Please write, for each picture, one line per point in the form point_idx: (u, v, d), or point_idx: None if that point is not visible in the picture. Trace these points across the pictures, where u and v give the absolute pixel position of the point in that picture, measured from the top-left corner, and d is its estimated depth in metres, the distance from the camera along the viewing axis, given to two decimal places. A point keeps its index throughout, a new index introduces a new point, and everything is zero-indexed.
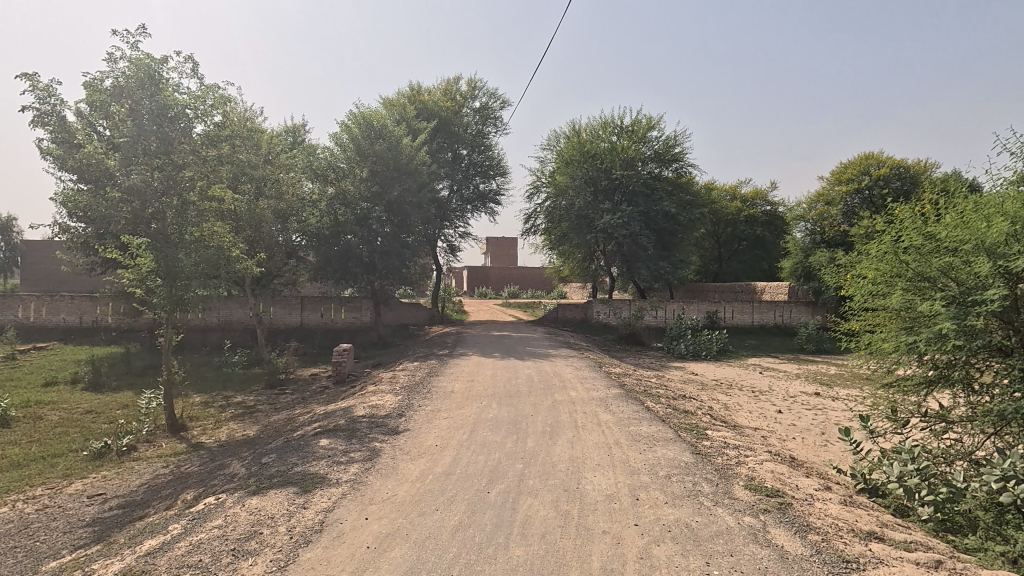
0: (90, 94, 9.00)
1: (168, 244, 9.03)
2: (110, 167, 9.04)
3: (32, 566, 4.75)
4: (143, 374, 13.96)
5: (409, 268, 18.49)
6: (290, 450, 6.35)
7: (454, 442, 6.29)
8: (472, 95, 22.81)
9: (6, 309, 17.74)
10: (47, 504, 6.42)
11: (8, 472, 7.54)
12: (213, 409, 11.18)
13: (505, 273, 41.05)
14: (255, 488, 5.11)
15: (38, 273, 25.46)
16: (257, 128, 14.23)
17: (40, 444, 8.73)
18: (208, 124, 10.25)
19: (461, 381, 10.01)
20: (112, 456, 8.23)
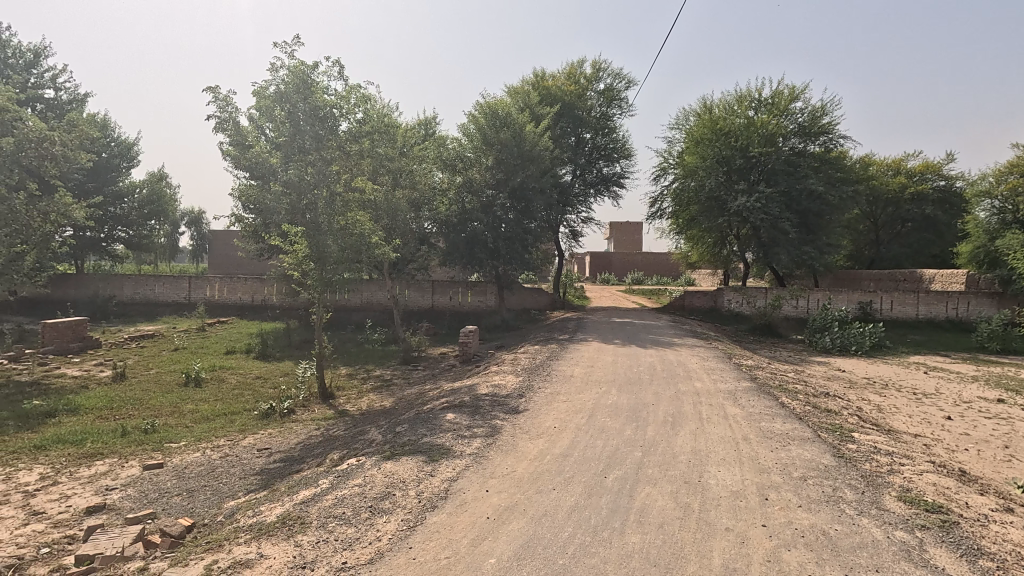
0: (258, 100, 10.35)
1: (319, 230, 10.22)
2: (274, 165, 10.40)
3: (218, 502, 5.70)
4: (300, 347, 15.86)
5: (531, 254, 18.83)
6: (419, 421, 6.85)
7: (572, 425, 6.33)
8: (597, 77, 22.41)
9: (198, 288, 21.10)
10: (227, 453, 7.61)
11: (201, 424, 9.06)
12: (356, 381, 12.42)
13: (629, 259, 40.12)
14: (389, 453, 5.61)
15: (220, 259, 29.95)
16: (394, 124, 15.32)
17: (222, 402, 10.35)
18: (352, 122, 11.24)
19: (581, 366, 10.01)
20: (277, 417, 9.53)
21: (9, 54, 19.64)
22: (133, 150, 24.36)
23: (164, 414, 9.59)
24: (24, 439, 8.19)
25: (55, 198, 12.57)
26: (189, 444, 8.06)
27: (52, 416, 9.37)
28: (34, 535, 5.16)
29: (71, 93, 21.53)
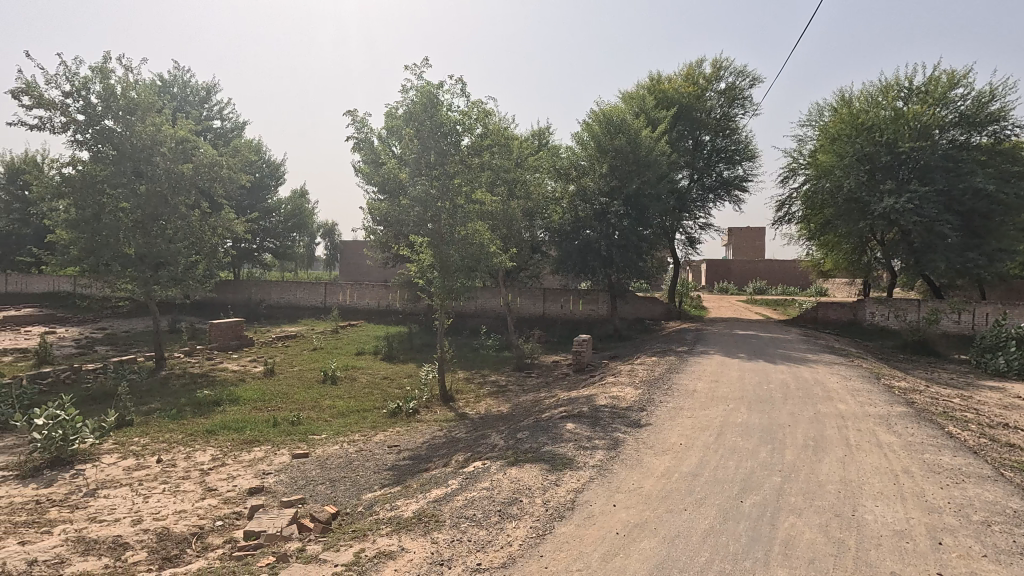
0: (390, 121, 11.13)
1: (443, 241, 10.96)
2: (403, 180, 10.98)
3: (356, 492, 6.18)
4: (421, 350, 16.77)
5: (646, 262, 18.31)
6: (540, 429, 6.90)
7: (699, 443, 6.02)
8: (717, 76, 21.40)
9: (333, 293, 23.14)
10: (362, 447, 8.25)
11: (338, 419, 9.91)
12: (473, 385, 12.87)
13: (751, 266, 37.55)
14: (513, 459, 5.71)
15: (351, 267, 32.67)
16: (511, 135, 15.74)
17: (355, 400, 11.23)
18: (474, 136, 11.66)
19: (703, 380, 9.51)
20: (403, 416, 10.14)
21: (188, 92, 23.04)
22: (280, 171, 27.40)
23: (307, 408, 10.60)
24: (199, 423, 9.46)
25: (222, 214, 14.40)
26: (329, 436, 8.82)
27: (219, 404, 10.76)
28: (210, 509, 5.92)
29: (233, 123, 24.74)
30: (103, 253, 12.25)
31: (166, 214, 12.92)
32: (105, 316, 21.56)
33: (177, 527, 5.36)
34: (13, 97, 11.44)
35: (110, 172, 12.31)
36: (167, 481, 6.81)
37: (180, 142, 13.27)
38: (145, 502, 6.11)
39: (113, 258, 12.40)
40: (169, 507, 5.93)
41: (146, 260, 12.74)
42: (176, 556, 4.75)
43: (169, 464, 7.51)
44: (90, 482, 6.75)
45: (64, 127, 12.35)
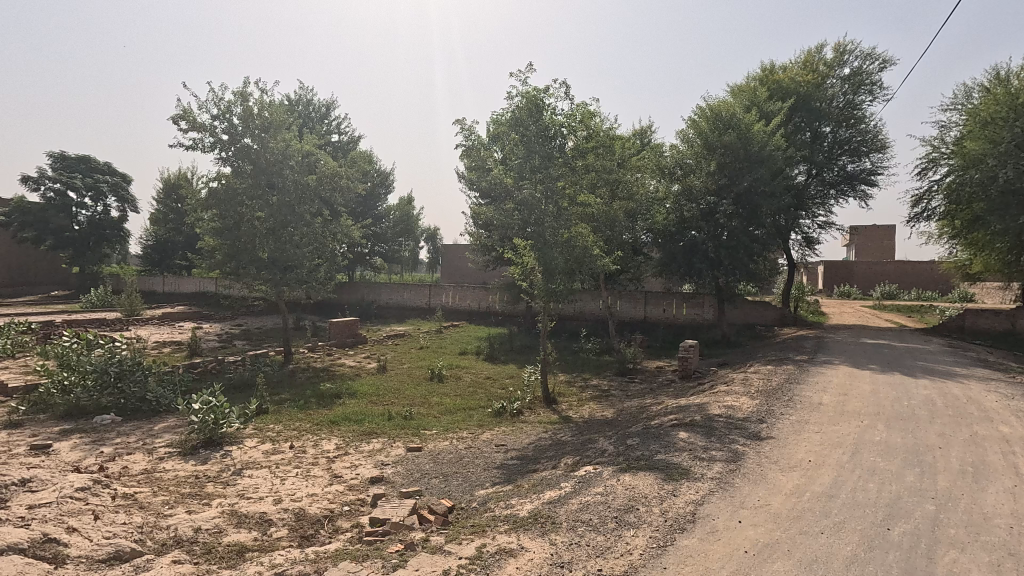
0: (496, 127, 11.40)
1: (546, 244, 11.01)
2: (508, 185, 11.19)
3: (469, 488, 6.36)
4: (521, 352, 16.98)
5: (758, 264, 17.19)
6: (651, 437, 6.69)
7: (831, 461, 5.54)
8: (841, 61, 19.62)
9: (437, 295, 24.12)
10: (471, 445, 8.50)
11: (446, 416, 10.30)
12: (575, 388, 12.80)
13: (877, 268, 34.00)
14: (626, 466, 5.60)
15: (452, 269, 33.90)
16: (614, 136, 15.48)
17: (461, 398, 11.60)
18: (578, 138, 11.61)
19: (830, 393, 8.72)
20: (508, 416, 10.31)
21: (310, 110, 25.17)
22: (389, 179, 29.09)
23: (417, 404, 11.13)
24: (323, 414, 10.27)
25: (341, 222, 15.52)
26: (439, 432, 9.19)
27: (340, 397, 11.61)
28: (337, 494, 6.39)
29: (349, 136, 26.65)
30: (243, 258, 13.72)
31: (294, 221, 14.14)
32: (241, 314, 24.09)
33: (311, 508, 5.85)
34: (173, 122, 13.13)
35: (249, 185, 13.73)
36: (299, 466, 7.45)
37: (305, 156, 14.50)
38: (283, 484, 6.73)
39: (251, 261, 13.84)
40: (302, 490, 6.49)
41: (278, 263, 14.06)
42: (312, 536, 5.17)
43: (300, 450, 8.22)
44: (237, 462, 7.56)
45: (212, 146, 13.96)
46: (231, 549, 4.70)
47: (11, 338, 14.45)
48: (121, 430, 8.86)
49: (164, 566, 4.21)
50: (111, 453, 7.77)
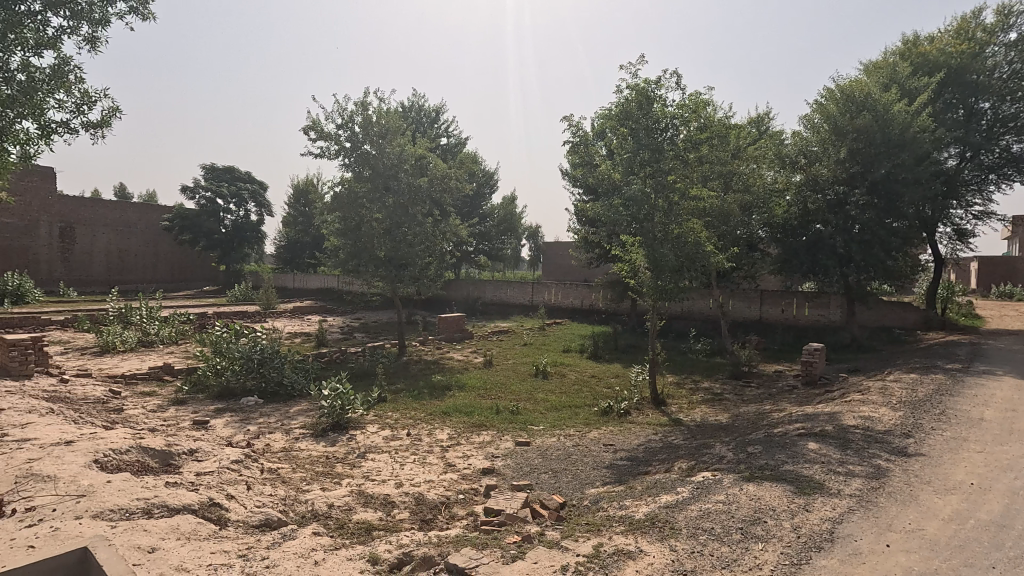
0: (604, 122, 11.22)
1: (656, 240, 10.62)
2: (617, 180, 10.95)
3: (579, 486, 6.33)
4: (627, 351, 16.63)
5: (897, 260, 15.40)
6: (775, 446, 6.24)
7: (1001, 487, 4.81)
8: (1005, 25, 16.96)
9: (539, 292, 24.33)
10: (578, 443, 8.46)
11: (552, 412, 10.35)
12: (685, 390, 12.29)
13: None
14: (749, 475, 5.27)
15: (554, 267, 34.03)
16: (729, 125, 14.61)
17: (567, 395, 11.61)
18: (690, 129, 11.08)
19: (993, 408, 7.60)
20: (615, 416, 10.14)
21: (421, 115, 26.45)
22: (493, 179, 29.80)
23: (523, 399, 11.30)
24: (435, 405, 10.76)
25: (450, 222, 16.11)
26: (546, 428, 9.26)
27: (450, 389, 12.11)
28: (452, 482, 6.67)
29: (456, 138, 27.65)
30: (363, 257, 14.73)
31: (407, 222, 14.93)
32: (359, 309, 25.92)
33: (429, 494, 6.15)
34: (304, 133, 14.40)
35: (368, 188, 14.71)
36: (416, 453, 7.87)
37: (417, 159, 15.27)
38: (402, 469, 7.14)
39: (370, 260, 14.82)
40: (420, 476, 6.84)
41: (393, 262, 14.93)
42: (430, 520, 5.43)
43: (416, 438, 8.67)
44: (361, 446, 8.16)
45: (336, 153, 15.13)
46: (360, 526, 5.07)
47: (175, 327, 16.70)
48: (263, 411, 9.90)
49: (305, 536, 4.65)
50: (256, 431, 8.70)
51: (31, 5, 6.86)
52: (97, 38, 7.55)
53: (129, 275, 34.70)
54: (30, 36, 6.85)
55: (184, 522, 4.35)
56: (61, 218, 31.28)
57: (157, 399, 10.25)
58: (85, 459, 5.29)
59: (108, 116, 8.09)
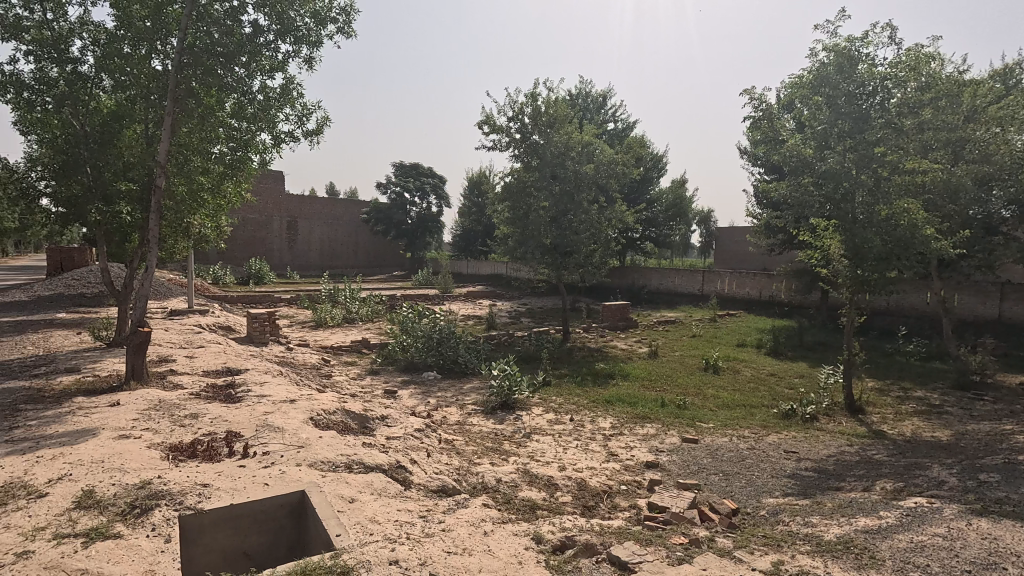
0: (794, 91, 10.03)
1: (857, 223, 8.92)
2: (808, 156, 9.58)
3: (755, 494, 5.80)
4: (814, 349, 14.79)
5: None
6: (1020, 476, 5.04)
7: None
8: None
9: (711, 281, 22.79)
10: (754, 446, 7.77)
11: (723, 410, 9.65)
12: (890, 398, 10.54)
13: None
14: (980, 508, 4.33)
15: (728, 253, 31.61)
16: (961, 81, 11.99)
17: (740, 393, 10.72)
18: (907, 91, 9.39)
19: None
20: (799, 420, 9.10)
21: (589, 101, 26.34)
22: (663, 161, 28.54)
23: (691, 394, 10.72)
24: (597, 392, 10.74)
25: (616, 207, 15.77)
26: (717, 427, 8.67)
27: (613, 378, 12.00)
28: (615, 471, 6.60)
29: (625, 122, 27.02)
30: (531, 244, 15.18)
31: (573, 209, 14.99)
32: (526, 295, 26.92)
33: (592, 481, 6.17)
34: (479, 127, 15.25)
35: (536, 178, 15.10)
36: (579, 439, 7.94)
37: (584, 146, 15.22)
38: (565, 453, 7.26)
39: (537, 247, 15.19)
40: (583, 462, 6.88)
41: (559, 249, 15.12)
42: (593, 508, 5.43)
43: (579, 424, 8.75)
44: (526, 426, 8.48)
45: (507, 145, 15.77)
46: (525, 504, 5.28)
47: (371, 307, 19.06)
48: (441, 386, 10.83)
49: (476, 506, 4.97)
50: (435, 404, 9.56)
51: (267, 36, 8.20)
52: (312, 57, 8.78)
53: (337, 261, 40.44)
54: (266, 62, 8.20)
55: (376, 480, 4.93)
56: (288, 213, 37.68)
57: (357, 369, 11.84)
58: (304, 416, 6.31)
59: (321, 125, 9.44)
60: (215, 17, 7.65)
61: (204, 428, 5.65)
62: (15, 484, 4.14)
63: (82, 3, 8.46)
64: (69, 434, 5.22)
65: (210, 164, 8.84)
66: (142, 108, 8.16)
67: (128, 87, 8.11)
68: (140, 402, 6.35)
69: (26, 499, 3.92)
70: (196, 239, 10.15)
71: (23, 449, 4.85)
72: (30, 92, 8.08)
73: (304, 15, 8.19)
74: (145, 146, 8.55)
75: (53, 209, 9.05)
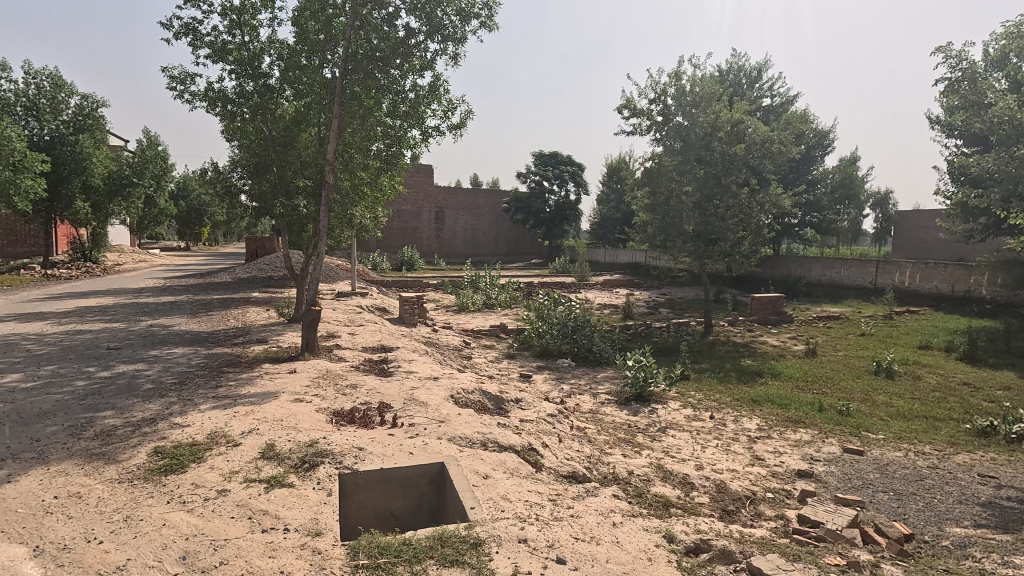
0: (1008, 43, 8.28)
1: None
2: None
3: (938, 521, 4.98)
4: None
5: None
6: None
7: None
8: None
9: (886, 273, 19.92)
10: (937, 465, 6.65)
11: (897, 421, 8.40)
12: None
13: None
14: None
15: (910, 241, 27.37)
16: None
17: (921, 403, 9.24)
18: None
19: None
20: (1000, 440, 7.60)
21: (741, 76, 24.30)
22: (829, 137, 25.38)
23: (856, 399, 9.49)
24: (742, 390, 10.00)
25: (770, 191, 14.38)
26: (888, 439, 7.58)
27: (761, 376, 11.08)
28: (760, 477, 6.09)
29: (783, 97, 24.52)
30: (671, 231, 14.48)
31: (719, 193, 14.00)
32: (666, 284, 25.83)
33: (733, 484, 5.77)
34: (619, 112, 14.86)
35: (679, 161, 14.35)
36: (719, 439, 7.46)
37: (734, 125, 14.09)
38: (704, 451, 6.88)
39: (678, 234, 14.45)
40: (723, 463, 6.46)
41: (703, 236, 14.23)
42: (733, 513, 5.08)
43: (720, 422, 8.22)
44: (662, 421, 8.19)
45: (648, 129, 15.17)
46: (658, 500, 5.11)
47: (509, 293, 19.71)
48: (574, 373, 10.88)
49: (606, 496, 4.91)
50: (568, 390, 9.63)
51: (418, 37, 8.78)
52: (458, 53, 9.23)
53: (479, 249, 42.37)
54: (417, 62, 8.79)
55: (509, 461, 5.10)
56: (436, 204, 40.41)
57: (495, 352, 12.34)
58: (445, 393, 6.74)
59: (464, 118, 9.89)
60: (374, 25, 8.39)
61: (361, 398, 6.31)
62: (219, 433, 5.00)
63: (271, 24, 9.77)
64: (257, 395, 6.16)
65: (369, 160, 9.75)
66: (316, 113, 9.27)
67: (305, 95, 9.28)
68: (311, 371, 7.28)
69: (225, 446, 4.71)
70: (357, 229, 11.31)
71: (224, 404, 5.84)
72: (232, 105, 9.57)
73: (451, 14, 8.61)
74: (318, 146, 9.70)
75: (249, 204, 10.64)
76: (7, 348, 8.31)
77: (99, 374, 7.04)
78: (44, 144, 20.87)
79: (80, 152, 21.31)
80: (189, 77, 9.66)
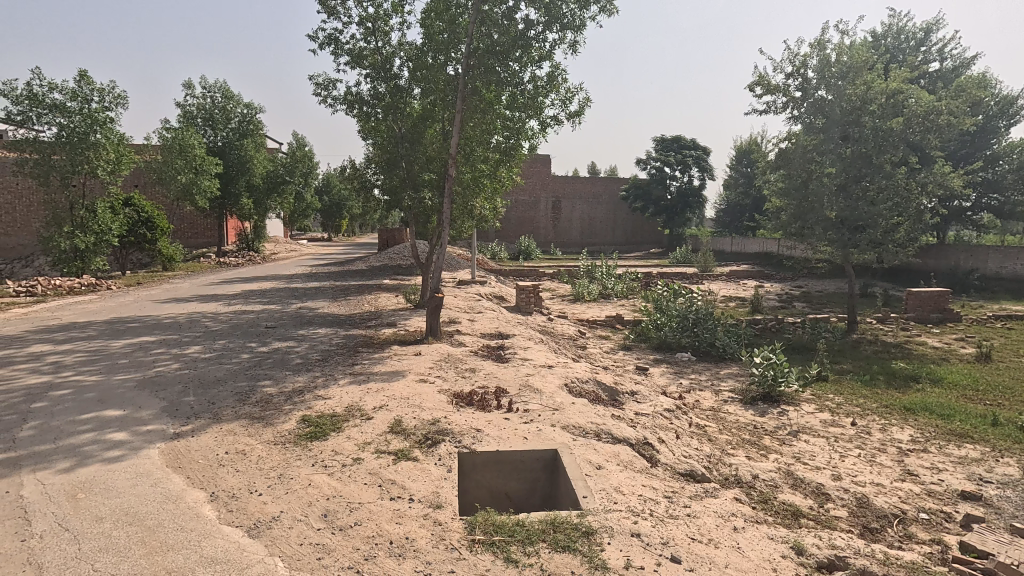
0: None
1: None
2: None
3: None
4: None
5: None
6: None
7: None
8: None
9: None
10: None
11: None
12: None
13: None
14: None
15: None
16: None
17: None
18: None
19: None
20: None
21: (900, 40, 21.35)
22: (1017, 103, 21.45)
23: None
24: (892, 396, 8.89)
25: (934, 169, 12.52)
26: None
27: (916, 381, 9.75)
28: (912, 495, 5.38)
29: (956, 59, 21.10)
30: (809, 218, 13.20)
31: (869, 173, 12.45)
32: (801, 276, 23.63)
33: (877, 499, 5.17)
34: (751, 90, 13.77)
35: (821, 140, 12.97)
36: (862, 448, 6.71)
37: (891, 96, 12.42)
38: (842, 460, 6.24)
39: (818, 222, 12.96)
40: (866, 475, 5.83)
41: (847, 223, 12.77)
42: (874, 531, 4.57)
43: (863, 430, 7.38)
44: (793, 423, 7.56)
45: (784, 106, 13.90)
46: (786, 508, 4.73)
47: (627, 283, 19.29)
48: (695, 368, 10.38)
49: (727, 499, 4.66)
50: (687, 386, 9.24)
51: (537, 28, 8.84)
52: (577, 41, 9.14)
53: (596, 238, 41.90)
54: (535, 52, 8.87)
55: (624, 453, 5.04)
56: (554, 193, 40.77)
57: (612, 343, 12.18)
58: (560, 382, 6.80)
59: (583, 106, 9.79)
60: (494, 20, 8.61)
61: (479, 382, 6.59)
62: (355, 407, 5.50)
63: (401, 28, 10.40)
64: (387, 374, 6.67)
65: (489, 152, 10.04)
66: (441, 110, 9.75)
67: (430, 93, 9.77)
68: (434, 354, 7.73)
69: (360, 420, 5.17)
70: (478, 219, 11.70)
71: (360, 381, 6.41)
72: (367, 107, 10.38)
73: (570, 2, 8.54)
74: (442, 141, 10.19)
75: (380, 197, 11.46)
76: (190, 325, 9.82)
77: (258, 349, 8.06)
78: (217, 150, 24.20)
79: (245, 155, 24.40)
80: (331, 82, 10.61)
